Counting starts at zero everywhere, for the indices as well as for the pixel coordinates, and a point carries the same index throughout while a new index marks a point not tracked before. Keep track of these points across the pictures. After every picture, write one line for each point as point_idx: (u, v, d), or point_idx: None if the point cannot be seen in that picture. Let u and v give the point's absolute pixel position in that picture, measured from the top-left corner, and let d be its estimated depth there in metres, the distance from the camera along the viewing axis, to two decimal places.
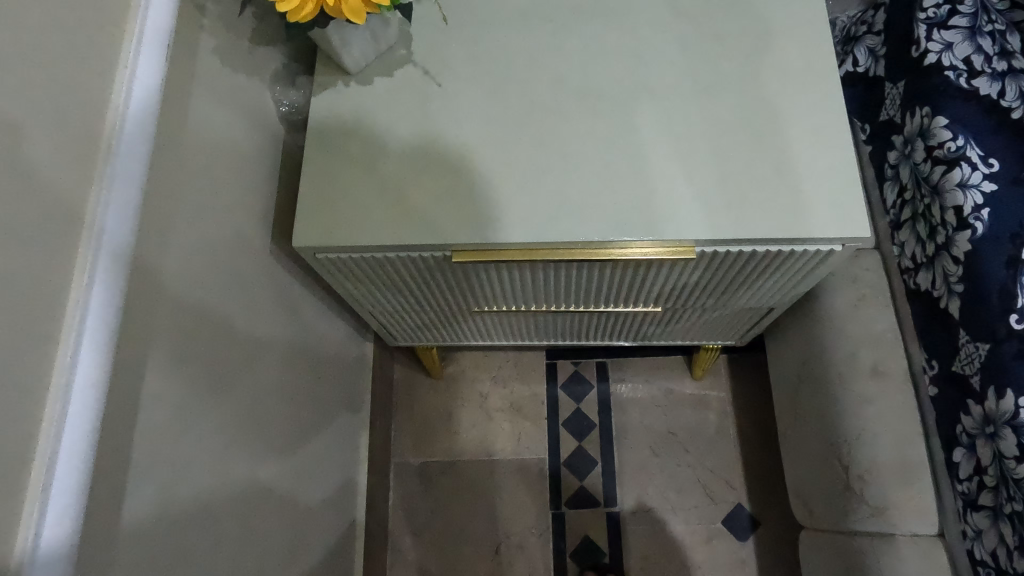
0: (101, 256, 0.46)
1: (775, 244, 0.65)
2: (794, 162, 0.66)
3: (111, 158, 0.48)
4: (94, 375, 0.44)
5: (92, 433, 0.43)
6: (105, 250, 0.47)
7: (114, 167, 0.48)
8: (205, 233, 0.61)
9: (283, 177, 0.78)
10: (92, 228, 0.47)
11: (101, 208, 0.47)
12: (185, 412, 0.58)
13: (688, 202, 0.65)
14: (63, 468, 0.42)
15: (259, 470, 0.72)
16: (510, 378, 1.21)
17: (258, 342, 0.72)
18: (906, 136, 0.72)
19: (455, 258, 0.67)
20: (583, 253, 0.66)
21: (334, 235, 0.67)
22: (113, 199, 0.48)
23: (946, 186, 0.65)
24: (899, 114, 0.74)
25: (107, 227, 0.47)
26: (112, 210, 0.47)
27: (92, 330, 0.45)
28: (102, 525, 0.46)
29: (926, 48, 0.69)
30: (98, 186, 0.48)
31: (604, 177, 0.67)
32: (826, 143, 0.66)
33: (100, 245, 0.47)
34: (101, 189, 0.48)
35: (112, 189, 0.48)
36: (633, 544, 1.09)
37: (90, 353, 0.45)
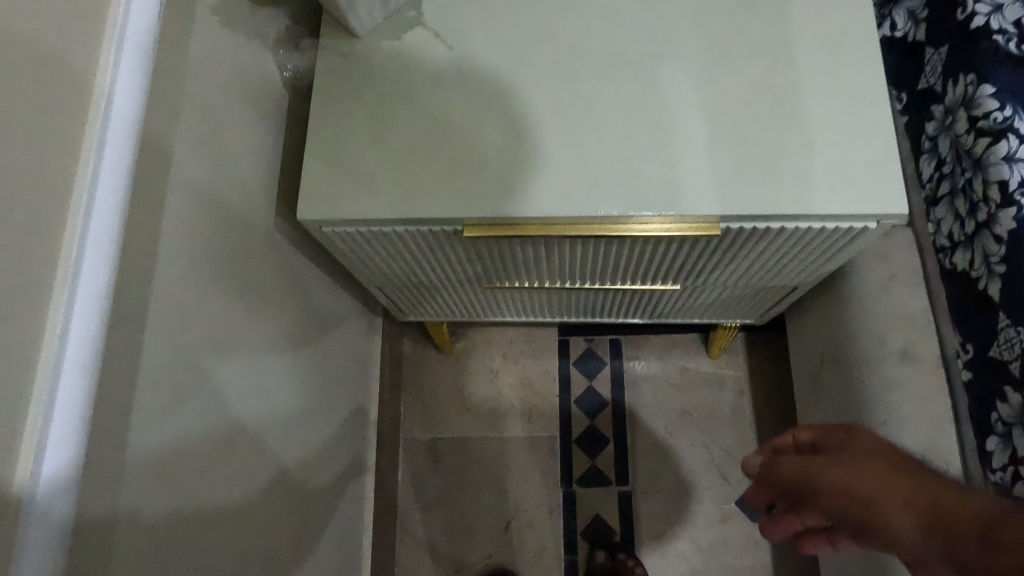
0: (92, 221, 0.43)
1: (804, 221, 0.61)
2: (828, 134, 0.61)
3: (100, 118, 0.45)
4: (85, 355, 0.42)
5: (82, 416, 0.41)
6: (96, 215, 0.43)
7: (104, 128, 0.45)
8: (206, 203, 0.58)
9: (288, 146, 0.75)
10: (82, 191, 0.43)
11: (92, 171, 0.44)
12: (189, 391, 0.55)
13: (715, 175, 0.61)
14: (53, 454, 0.39)
15: (268, 448, 0.71)
16: (521, 354, 1.18)
17: (263, 316, 0.70)
18: (947, 106, 0.68)
19: (466, 233, 0.64)
20: (601, 228, 0.63)
21: (341, 207, 0.64)
22: (105, 163, 0.44)
23: (990, 159, 0.61)
24: (940, 83, 0.69)
25: (99, 191, 0.44)
26: (104, 173, 0.44)
27: (82, 301, 0.42)
28: (100, 508, 0.44)
29: (972, 11, 0.64)
30: (87, 148, 0.44)
31: (626, 148, 0.63)
32: (863, 113, 0.62)
33: (91, 209, 0.43)
34: (91, 151, 0.44)
35: (103, 151, 0.44)
36: (646, 524, 1.07)
37: (82, 326, 0.42)
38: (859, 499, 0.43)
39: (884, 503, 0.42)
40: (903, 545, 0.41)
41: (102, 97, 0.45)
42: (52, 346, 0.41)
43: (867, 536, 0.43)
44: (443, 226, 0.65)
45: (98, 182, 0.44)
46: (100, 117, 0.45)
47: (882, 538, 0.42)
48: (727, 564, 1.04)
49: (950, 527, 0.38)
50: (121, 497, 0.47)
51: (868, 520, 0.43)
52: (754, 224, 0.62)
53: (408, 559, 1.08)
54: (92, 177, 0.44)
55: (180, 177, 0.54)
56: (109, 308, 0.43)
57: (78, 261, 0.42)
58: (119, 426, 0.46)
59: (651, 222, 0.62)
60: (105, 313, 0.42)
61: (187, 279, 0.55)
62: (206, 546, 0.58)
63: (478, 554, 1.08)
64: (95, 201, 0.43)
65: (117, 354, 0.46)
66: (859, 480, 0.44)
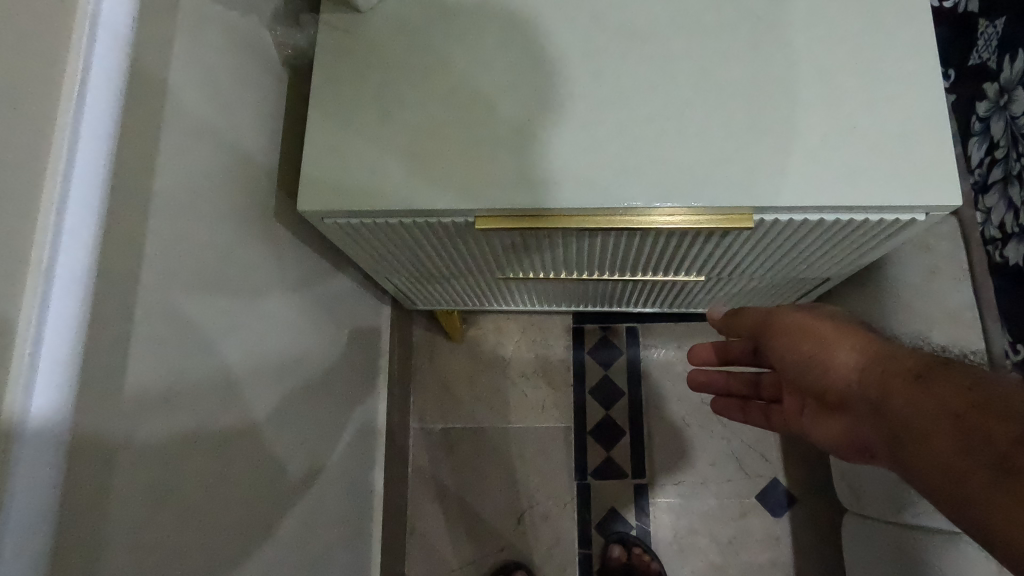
0: (65, 222, 0.39)
1: (843, 213, 0.57)
2: (874, 116, 0.56)
3: (75, 103, 0.40)
4: (64, 373, 0.38)
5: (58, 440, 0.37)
6: (71, 213, 0.39)
7: (77, 116, 0.40)
8: (201, 191, 0.54)
9: (288, 130, 0.71)
10: (54, 188, 0.39)
11: (64, 167, 0.39)
12: (185, 395, 0.52)
13: (748, 161, 0.56)
14: (26, 485, 0.35)
15: (273, 451, 0.67)
16: (534, 341, 1.15)
17: (265, 311, 0.66)
18: (1002, 86, 0.63)
19: (478, 225, 0.60)
20: (625, 219, 0.59)
21: (344, 197, 0.60)
22: (79, 157, 0.40)
23: None
24: (995, 59, 0.64)
25: (72, 189, 0.39)
26: (78, 167, 0.39)
27: (53, 320, 0.38)
28: (88, 537, 0.41)
29: None
30: (58, 140, 0.39)
31: (652, 135, 0.58)
32: (913, 91, 0.56)
33: (63, 210, 0.39)
34: (64, 142, 0.39)
35: (76, 142, 0.40)
36: (663, 517, 1.04)
37: (56, 344, 0.38)
38: (810, 337, 0.47)
39: (834, 342, 0.46)
40: (838, 376, 0.45)
41: (75, 81, 0.40)
42: (20, 364, 0.36)
43: (801, 367, 0.48)
44: (452, 218, 0.61)
45: (72, 178, 0.39)
46: (72, 105, 0.40)
47: (818, 370, 0.46)
48: (748, 561, 1.01)
49: (886, 366, 0.42)
50: (110, 514, 0.43)
51: (816, 357, 0.47)
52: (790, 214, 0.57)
53: (418, 552, 1.06)
54: (65, 170, 0.39)
55: (172, 167, 0.50)
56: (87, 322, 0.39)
57: (49, 268, 0.38)
58: (111, 444, 0.43)
59: (680, 211, 0.57)
60: (83, 324, 0.39)
61: (182, 278, 0.51)
62: (208, 559, 0.55)
63: (490, 546, 1.05)
64: (68, 200, 0.39)
65: (104, 370, 0.42)
66: (817, 323, 0.48)
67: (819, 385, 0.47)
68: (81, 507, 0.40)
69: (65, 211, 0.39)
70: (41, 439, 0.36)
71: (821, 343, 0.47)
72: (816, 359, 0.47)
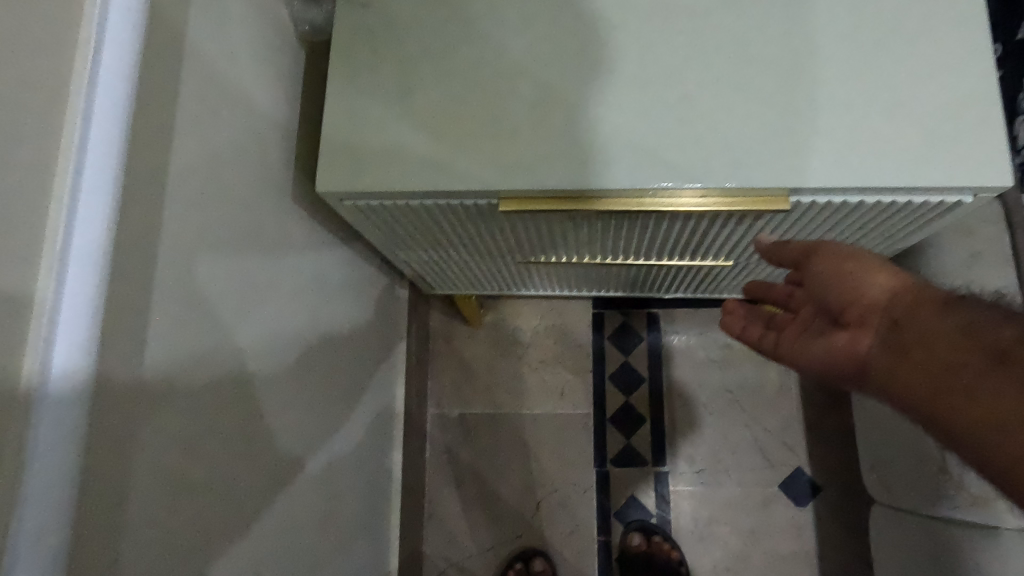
0: (79, 201, 0.36)
1: (883, 195, 0.54)
2: (921, 92, 0.53)
3: (86, 75, 0.37)
4: (78, 364, 0.35)
5: (74, 432, 0.34)
6: (85, 191, 0.36)
7: (89, 89, 0.37)
8: (218, 172, 0.52)
9: (305, 108, 0.69)
10: (66, 168, 0.36)
11: (78, 143, 0.37)
12: (204, 380, 0.51)
13: (786, 140, 0.54)
14: (41, 477, 0.33)
15: (290, 436, 0.67)
16: (553, 327, 1.13)
17: (283, 294, 0.65)
18: None
19: (501, 207, 0.58)
20: (653, 202, 0.56)
21: (364, 178, 0.58)
22: (94, 130, 0.37)
23: None
24: None
25: (87, 166, 0.37)
26: (93, 141, 0.37)
27: (68, 307, 0.35)
28: (105, 530, 0.40)
29: None
30: (71, 116, 0.37)
31: (684, 113, 0.55)
32: (963, 65, 0.53)
33: (77, 189, 0.36)
34: (76, 117, 0.37)
35: (89, 115, 0.37)
36: (684, 505, 1.03)
37: (71, 333, 0.35)
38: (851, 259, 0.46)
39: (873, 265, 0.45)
40: (867, 297, 0.45)
41: (88, 53, 0.38)
42: (34, 353, 0.34)
43: (830, 285, 0.47)
44: (473, 200, 0.59)
45: (87, 154, 0.37)
46: (87, 78, 0.37)
47: (848, 287, 0.46)
48: (770, 551, 0.99)
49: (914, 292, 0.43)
50: (128, 502, 0.42)
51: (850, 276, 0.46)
52: (827, 197, 0.55)
53: (435, 538, 1.05)
54: (78, 146, 0.37)
55: (188, 150, 0.48)
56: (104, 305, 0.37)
57: (65, 250, 0.35)
58: (128, 434, 0.42)
59: (711, 194, 0.55)
60: (101, 310, 0.36)
61: (200, 264, 0.50)
62: (225, 549, 0.54)
63: (507, 533, 1.04)
64: (82, 179, 0.36)
65: (119, 357, 0.40)
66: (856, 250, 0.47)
67: (843, 303, 0.46)
68: (98, 499, 0.39)
69: (79, 190, 0.36)
70: (58, 432, 0.34)
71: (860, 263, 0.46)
72: (849, 277, 0.46)
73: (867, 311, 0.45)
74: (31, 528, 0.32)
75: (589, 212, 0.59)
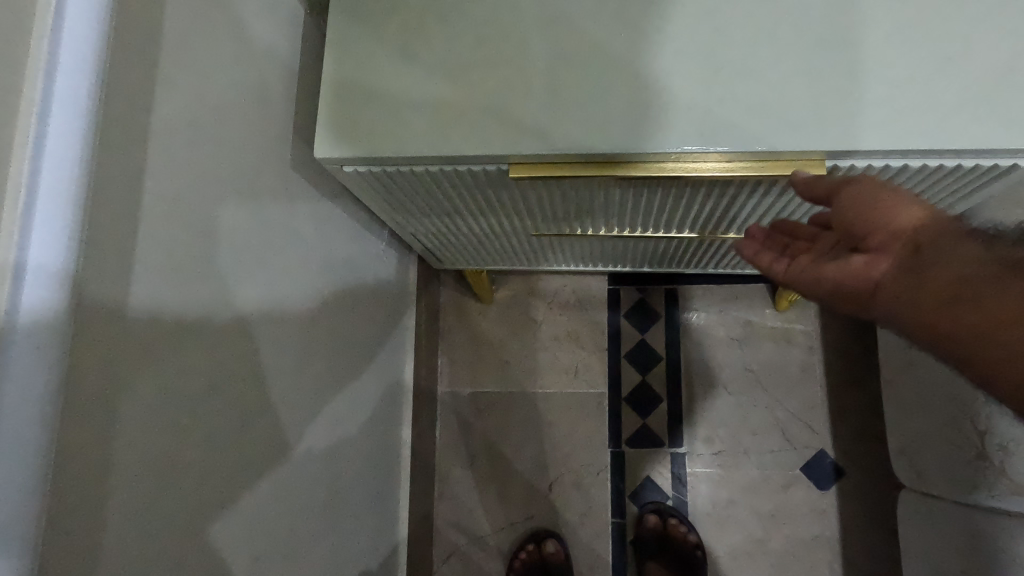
0: (42, 164, 0.33)
1: (931, 159, 0.50)
2: (972, 45, 0.48)
3: (50, 26, 0.34)
4: (41, 340, 0.32)
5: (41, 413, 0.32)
6: (48, 154, 0.33)
7: (53, 41, 0.34)
8: (207, 136, 0.49)
9: (304, 72, 0.65)
10: (29, 128, 0.33)
11: (41, 98, 0.33)
12: (194, 357, 0.48)
13: (821, 98, 0.49)
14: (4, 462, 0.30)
15: (291, 414, 0.64)
16: (567, 303, 1.09)
17: (283, 267, 0.62)
18: None
19: (511, 173, 0.54)
20: (674, 168, 0.53)
21: (365, 143, 0.55)
22: (58, 85, 0.34)
23: None
24: None
25: (50, 131, 0.33)
26: (58, 97, 0.34)
27: (31, 276, 0.32)
28: (83, 515, 0.37)
29: None
30: (35, 66, 0.34)
31: (711, 71, 0.51)
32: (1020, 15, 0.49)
33: (42, 148, 0.33)
34: (40, 71, 0.34)
35: (52, 71, 0.34)
36: (701, 488, 1.00)
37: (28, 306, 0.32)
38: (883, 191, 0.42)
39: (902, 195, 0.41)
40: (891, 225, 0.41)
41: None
42: None
43: (851, 210, 0.43)
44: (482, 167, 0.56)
45: (51, 110, 0.33)
46: (48, 28, 0.34)
47: (871, 214, 0.42)
48: (791, 535, 0.96)
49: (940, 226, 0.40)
50: (106, 487, 0.39)
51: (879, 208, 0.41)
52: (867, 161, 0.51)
53: (446, 519, 1.03)
54: (41, 104, 0.33)
55: (172, 115, 0.45)
56: (70, 284, 0.34)
57: (28, 212, 0.32)
58: (107, 416, 0.39)
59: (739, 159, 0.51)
60: (66, 282, 0.33)
61: (189, 236, 0.47)
62: (223, 533, 0.52)
63: (519, 513, 1.02)
64: (46, 138, 0.33)
65: (94, 336, 0.38)
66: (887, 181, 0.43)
67: (865, 230, 0.42)
68: (70, 484, 0.36)
69: (44, 147, 0.33)
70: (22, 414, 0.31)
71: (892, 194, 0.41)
72: (876, 203, 0.42)
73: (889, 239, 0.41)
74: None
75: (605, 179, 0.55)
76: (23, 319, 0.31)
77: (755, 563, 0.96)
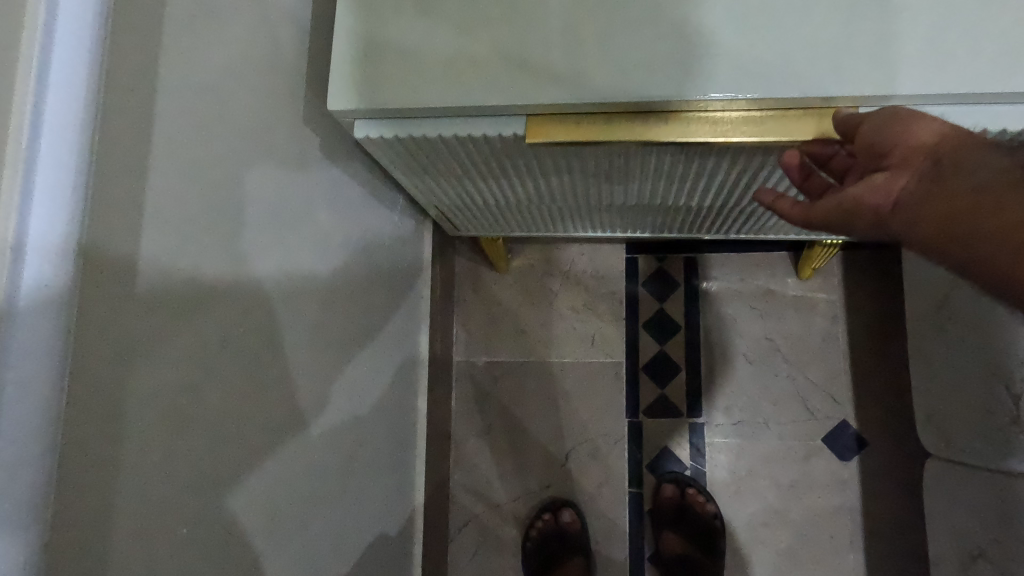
0: (44, 133, 0.31)
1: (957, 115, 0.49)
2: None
3: None
4: (47, 303, 0.31)
5: (50, 380, 0.31)
6: (51, 109, 0.31)
7: None
8: (218, 91, 0.48)
9: (316, 26, 0.63)
10: (28, 83, 0.31)
11: (41, 49, 0.31)
12: (208, 315, 0.47)
13: (859, 45, 0.47)
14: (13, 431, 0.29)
15: (305, 377, 0.63)
16: (585, 272, 1.08)
17: (295, 226, 0.61)
18: None
19: (528, 139, 0.53)
20: (701, 126, 0.51)
21: (379, 94, 0.53)
22: (57, 46, 0.32)
23: None
24: None
25: (51, 88, 0.32)
26: (56, 63, 0.32)
27: (35, 250, 0.30)
28: (94, 489, 0.37)
29: None
30: (31, 24, 0.31)
31: (740, 15, 0.48)
32: None
33: (40, 117, 0.31)
34: (39, 20, 0.32)
35: (53, 22, 0.32)
36: (720, 458, 0.98)
37: (33, 268, 0.30)
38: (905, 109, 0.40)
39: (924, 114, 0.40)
40: (911, 141, 0.39)
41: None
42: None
43: (872, 131, 0.41)
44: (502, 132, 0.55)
45: (47, 78, 0.31)
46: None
47: (892, 132, 0.39)
48: (811, 506, 0.95)
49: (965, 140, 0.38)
50: (119, 453, 0.39)
51: (903, 123, 0.39)
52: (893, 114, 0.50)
53: (462, 487, 1.03)
54: (41, 57, 0.31)
55: (181, 74, 0.43)
56: (75, 248, 0.32)
57: (25, 179, 0.30)
58: (117, 378, 0.38)
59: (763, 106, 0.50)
60: (72, 245, 0.32)
61: (201, 197, 0.46)
62: (241, 494, 0.52)
63: (536, 483, 1.02)
64: (45, 109, 0.31)
65: (107, 290, 0.37)
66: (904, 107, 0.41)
67: (886, 144, 0.40)
68: (86, 445, 0.36)
69: (44, 106, 0.31)
70: (29, 382, 0.30)
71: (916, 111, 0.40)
72: (901, 118, 0.39)
73: (910, 154, 0.39)
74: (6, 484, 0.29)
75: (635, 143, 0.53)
76: (27, 282, 0.30)
77: (774, 533, 0.95)
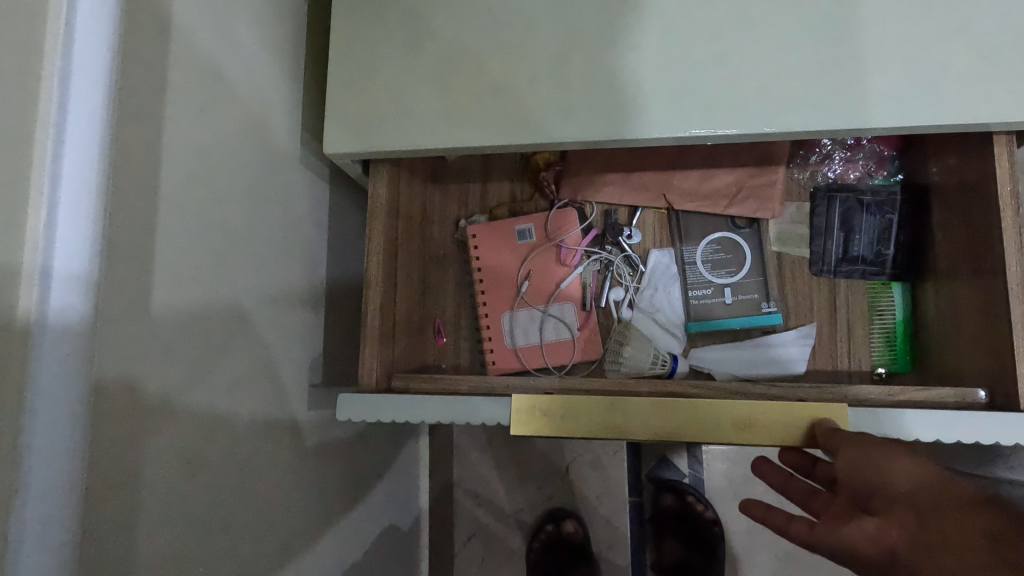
0: (63, 172, 0.34)
1: (959, 426, 0.52)
2: (902, 45, 0.55)
3: (63, 37, 0.34)
4: (71, 338, 0.33)
5: (74, 408, 0.33)
6: (69, 161, 0.34)
7: (67, 52, 0.34)
8: (209, 131, 0.51)
9: (287, 61, 0.67)
10: (48, 139, 0.33)
11: (58, 107, 0.34)
12: (208, 345, 0.50)
13: (770, 88, 0.57)
14: (44, 455, 0.32)
15: (295, 396, 0.66)
16: None
17: (278, 254, 0.64)
18: (880, 236, 0.77)
19: (514, 430, 0.57)
20: (686, 419, 0.55)
21: (375, 138, 0.64)
22: (74, 92, 0.34)
23: (889, 223, 0.77)
24: (876, 249, 0.78)
25: (69, 141, 0.34)
26: (72, 109, 0.34)
27: (60, 279, 0.33)
28: (117, 502, 0.40)
29: (869, 245, 0.78)
30: (48, 83, 0.34)
31: (676, 67, 0.58)
32: (950, 18, 0.55)
33: (59, 167, 0.33)
34: (55, 80, 0.34)
35: (67, 81, 0.34)
36: (718, 466, 1.00)
37: (59, 309, 0.33)
38: (876, 450, 0.47)
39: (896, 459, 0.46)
40: (893, 485, 0.45)
41: (64, 7, 0.34)
42: (28, 316, 0.32)
43: (858, 467, 0.48)
44: (492, 415, 0.58)
45: (67, 122, 0.34)
46: (60, 56, 0.34)
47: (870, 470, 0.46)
48: None
49: (943, 486, 0.43)
50: (138, 478, 0.41)
51: (878, 469, 0.47)
52: (888, 422, 0.53)
53: (465, 497, 1.05)
54: (59, 114, 0.34)
55: (181, 119, 0.47)
56: (94, 286, 0.35)
57: (49, 229, 0.33)
58: (133, 408, 0.41)
59: (736, 407, 0.55)
60: (92, 283, 0.34)
61: (199, 238, 0.49)
62: (240, 508, 0.54)
63: (538, 495, 1.04)
64: (64, 151, 0.34)
65: (126, 311, 0.40)
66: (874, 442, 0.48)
67: (872, 483, 0.46)
68: (108, 469, 0.39)
69: (64, 158, 0.34)
70: (59, 414, 0.33)
71: (887, 454, 0.47)
72: (874, 461, 0.47)
73: (893, 497, 0.44)
74: (39, 503, 0.32)
75: (621, 437, 0.56)
76: (53, 318, 0.33)
77: (769, 538, 0.97)
